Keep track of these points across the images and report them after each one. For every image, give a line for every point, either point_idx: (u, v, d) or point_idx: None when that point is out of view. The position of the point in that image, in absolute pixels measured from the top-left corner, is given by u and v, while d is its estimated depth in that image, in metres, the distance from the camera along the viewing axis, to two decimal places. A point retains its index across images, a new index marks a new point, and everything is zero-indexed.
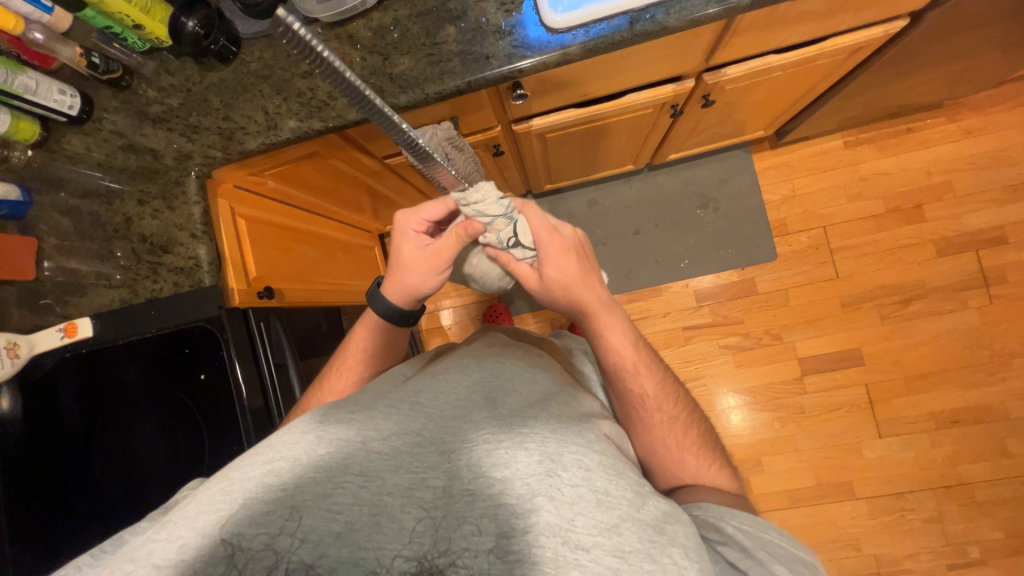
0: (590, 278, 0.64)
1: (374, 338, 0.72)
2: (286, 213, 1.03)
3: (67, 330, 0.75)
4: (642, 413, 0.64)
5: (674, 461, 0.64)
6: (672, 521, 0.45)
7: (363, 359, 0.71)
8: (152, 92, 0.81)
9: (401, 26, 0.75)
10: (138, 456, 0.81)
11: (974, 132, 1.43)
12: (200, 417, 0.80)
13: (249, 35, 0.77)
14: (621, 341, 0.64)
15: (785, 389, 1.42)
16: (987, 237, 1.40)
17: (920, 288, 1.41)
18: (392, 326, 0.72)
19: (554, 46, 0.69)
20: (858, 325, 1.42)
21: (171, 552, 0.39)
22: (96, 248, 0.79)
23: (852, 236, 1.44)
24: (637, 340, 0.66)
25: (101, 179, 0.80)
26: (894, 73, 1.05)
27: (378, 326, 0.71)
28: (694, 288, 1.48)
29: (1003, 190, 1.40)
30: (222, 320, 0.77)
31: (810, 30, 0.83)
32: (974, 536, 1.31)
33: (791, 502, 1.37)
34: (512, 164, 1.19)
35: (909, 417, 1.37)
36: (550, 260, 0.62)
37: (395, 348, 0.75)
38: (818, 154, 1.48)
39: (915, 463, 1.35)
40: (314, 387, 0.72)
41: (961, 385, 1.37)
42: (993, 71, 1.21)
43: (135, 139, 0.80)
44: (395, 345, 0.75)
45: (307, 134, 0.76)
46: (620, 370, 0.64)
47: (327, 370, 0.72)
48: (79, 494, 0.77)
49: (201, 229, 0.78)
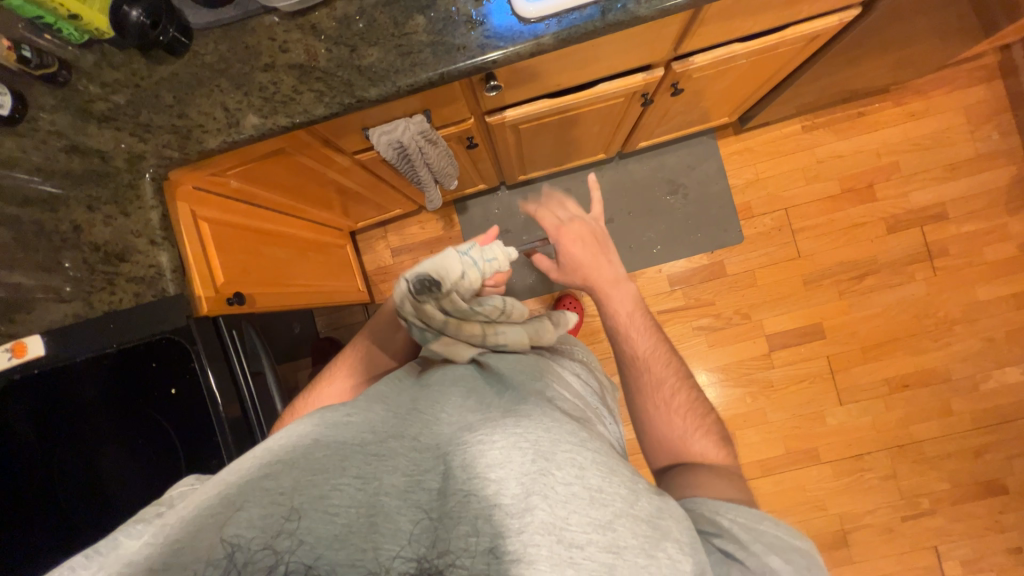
0: (602, 259, 0.83)
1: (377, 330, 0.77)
2: (252, 214, 0.98)
3: (15, 351, 0.70)
4: (635, 370, 0.76)
5: (662, 420, 0.70)
6: (666, 516, 0.47)
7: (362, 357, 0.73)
8: (95, 88, 0.75)
9: (367, 15, 0.72)
10: (106, 481, 0.73)
11: (917, 115, 1.52)
12: (171, 431, 0.74)
13: (202, 25, 0.72)
14: (621, 304, 0.80)
15: (755, 364, 1.49)
16: (931, 214, 1.50)
17: (873, 263, 1.50)
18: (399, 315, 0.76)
19: (528, 36, 0.68)
20: (818, 301, 1.50)
21: (165, 554, 0.39)
22: (40, 260, 0.73)
23: (812, 217, 1.52)
24: (635, 306, 0.80)
25: (40, 184, 0.74)
26: (847, 59, 1.09)
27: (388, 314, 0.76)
28: (667, 273, 1.52)
29: (943, 168, 1.51)
30: (190, 330, 0.72)
31: (772, 19, 0.85)
32: (924, 489, 1.43)
33: (763, 471, 1.45)
34: (485, 156, 1.18)
35: (866, 384, 1.47)
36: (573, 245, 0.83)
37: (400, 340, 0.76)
38: (778, 139, 1.54)
39: (872, 426, 1.46)
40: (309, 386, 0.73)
41: (911, 352, 1.48)
42: (935, 56, 1.29)
43: (78, 139, 0.74)
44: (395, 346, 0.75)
45: (271, 131, 0.72)
46: (617, 327, 0.79)
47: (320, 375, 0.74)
48: (46, 525, 0.71)
49: (160, 235, 0.73)
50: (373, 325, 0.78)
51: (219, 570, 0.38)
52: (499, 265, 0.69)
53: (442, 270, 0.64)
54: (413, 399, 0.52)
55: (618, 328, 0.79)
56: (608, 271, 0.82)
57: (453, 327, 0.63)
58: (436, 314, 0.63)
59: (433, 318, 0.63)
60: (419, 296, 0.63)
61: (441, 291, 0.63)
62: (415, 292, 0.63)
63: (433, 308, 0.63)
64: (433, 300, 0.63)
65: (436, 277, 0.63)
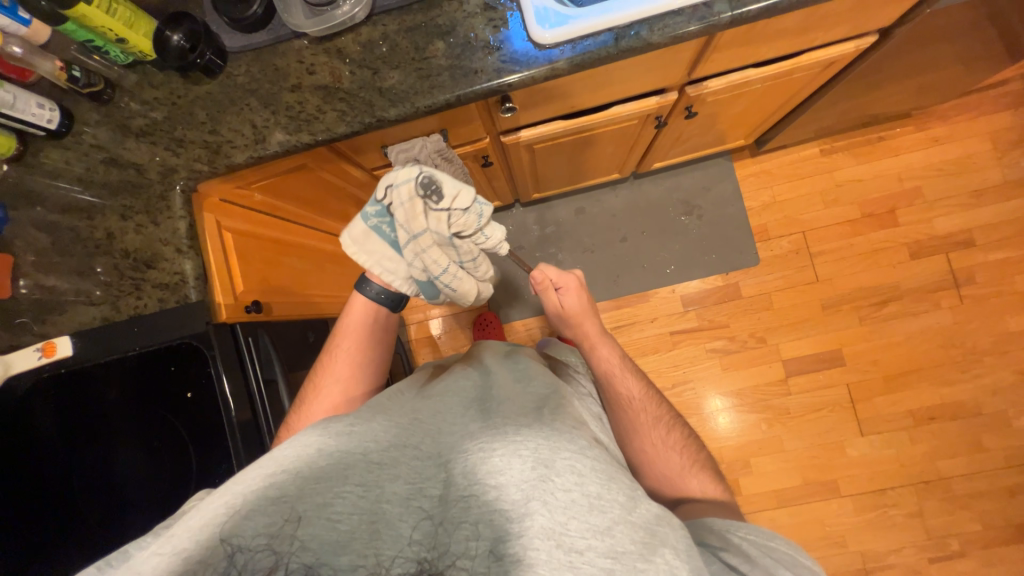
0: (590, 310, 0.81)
1: (367, 347, 0.75)
2: (275, 226, 1.02)
3: (46, 350, 0.74)
4: (628, 414, 0.71)
5: (661, 460, 0.69)
6: (664, 523, 0.46)
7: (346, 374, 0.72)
8: (135, 105, 0.79)
9: (390, 40, 0.75)
10: (121, 479, 0.78)
11: (941, 140, 1.49)
12: (186, 434, 0.79)
13: (236, 49, 0.77)
14: (608, 354, 0.78)
15: (771, 391, 1.45)
16: (957, 240, 1.46)
17: (895, 290, 1.46)
18: (375, 328, 0.77)
19: (543, 61, 0.71)
20: (838, 326, 1.46)
21: (173, 562, 0.40)
22: (76, 264, 0.77)
23: (830, 240, 1.49)
24: (622, 354, 0.78)
25: (81, 194, 0.79)
26: (866, 84, 1.09)
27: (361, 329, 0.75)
28: (681, 293, 1.51)
29: (969, 195, 1.47)
30: (208, 335, 0.75)
31: (786, 46, 0.86)
32: (953, 529, 1.35)
33: (780, 502, 1.39)
34: (500, 174, 1.20)
35: (889, 415, 1.42)
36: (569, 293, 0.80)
37: (382, 359, 0.77)
38: (795, 162, 1.53)
39: (896, 460, 1.39)
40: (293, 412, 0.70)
41: (937, 383, 1.42)
42: (958, 83, 1.27)
43: (118, 152, 0.79)
44: (373, 361, 0.75)
45: (296, 148, 0.75)
46: (608, 375, 0.75)
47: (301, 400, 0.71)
48: (61, 520, 0.73)
49: (187, 244, 0.77)
50: (362, 340, 0.75)
51: (219, 571, 0.39)
52: (486, 242, 0.71)
53: (454, 197, 0.65)
54: (416, 407, 0.54)
55: (606, 376, 0.75)
56: (591, 326, 0.79)
57: (423, 242, 0.67)
58: (421, 222, 0.66)
59: (416, 222, 0.66)
60: (420, 197, 0.65)
61: (440, 211, 0.65)
62: (419, 189, 0.64)
63: (423, 216, 0.66)
64: (430, 209, 0.65)
65: (445, 197, 0.64)
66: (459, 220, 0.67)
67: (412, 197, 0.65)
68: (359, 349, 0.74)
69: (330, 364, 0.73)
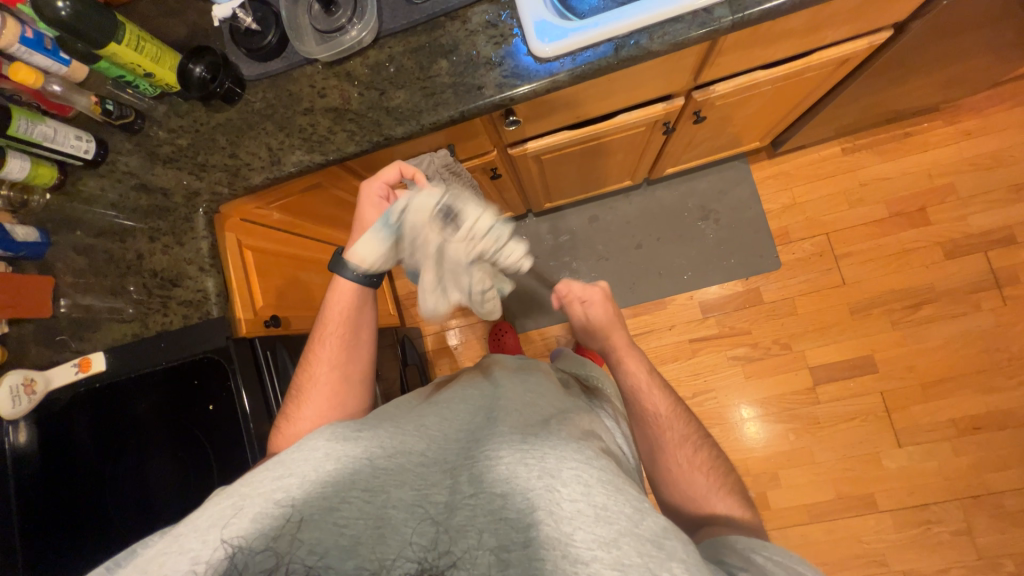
0: (616, 325, 0.82)
1: (357, 334, 0.74)
2: (292, 243, 1.06)
3: (81, 365, 0.78)
4: (653, 431, 0.70)
5: (685, 480, 0.67)
6: (672, 536, 0.42)
7: (330, 365, 0.71)
8: (163, 133, 0.84)
9: (396, 61, 0.77)
10: (152, 489, 0.82)
11: (974, 133, 1.42)
12: (209, 446, 0.81)
13: (252, 76, 0.81)
14: (636, 369, 0.77)
15: (799, 400, 1.39)
16: (997, 238, 1.38)
17: (930, 292, 1.39)
18: (361, 317, 0.74)
19: (544, 74, 0.72)
20: (869, 332, 1.40)
21: (180, 562, 0.41)
22: (109, 284, 0.82)
23: (857, 242, 1.43)
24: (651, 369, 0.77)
25: (115, 218, 0.84)
26: (886, 79, 1.05)
27: (343, 317, 0.73)
28: (699, 299, 1.47)
29: (1008, 189, 1.39)
30: (228, 349, 0.78)
31: (795, 46, 0.85)
32: (1007, 548, 1.25)
33: (811, 517, 1.33)
34: (511, 186, 1.22)
35: (928, 425, 1.33)
36: (593, 306, 0.82)
37: (368, 351, 0.75)
38: (816, 162, 1.48)
39: (938, 473, 1.31)
40: (286, 410, 0.71)
41: (982, 390, 1.33)
42: (988, 73, 1.22)
43: (147, 178, 0.83)
44: (358, 353, 0.74)
45: (310, 167, 0.79)
46: (635, 390, 0.74)
47: (294, 398, 0.71)
48: (95, 525, 0.78)
49: (209, 263, 0.81)
50: (347, 329, 0.73)
51: (221, 570, 0.40)
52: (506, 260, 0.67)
53: (475, 221, 0.62)
54: (423, 418, 0.55)
55: (634, 390, 0.75)
56: (618, 339, 0.80)
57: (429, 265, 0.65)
58: (434, 248, 0.63)
59: (428, 249, 0.63)
60: (437, 221, 0.63)
61: (459, 235, 0.62)
62: (437, 215, 0.62)
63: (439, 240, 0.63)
64: (447, 235, 0.63)
65: (466, 221, 0.62)
66: (477, 246, 0.63)
67: (425, 224, 0.62)
68: (342, 341, 0.72)
69: (322, 351, 0.72)
